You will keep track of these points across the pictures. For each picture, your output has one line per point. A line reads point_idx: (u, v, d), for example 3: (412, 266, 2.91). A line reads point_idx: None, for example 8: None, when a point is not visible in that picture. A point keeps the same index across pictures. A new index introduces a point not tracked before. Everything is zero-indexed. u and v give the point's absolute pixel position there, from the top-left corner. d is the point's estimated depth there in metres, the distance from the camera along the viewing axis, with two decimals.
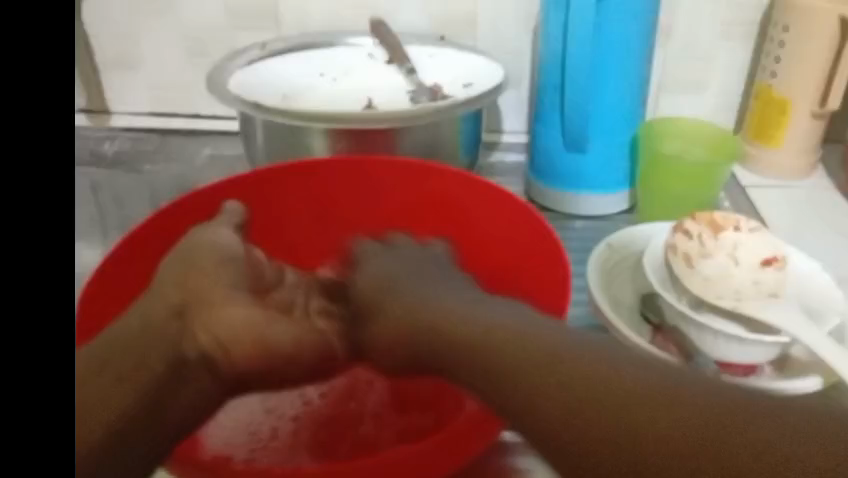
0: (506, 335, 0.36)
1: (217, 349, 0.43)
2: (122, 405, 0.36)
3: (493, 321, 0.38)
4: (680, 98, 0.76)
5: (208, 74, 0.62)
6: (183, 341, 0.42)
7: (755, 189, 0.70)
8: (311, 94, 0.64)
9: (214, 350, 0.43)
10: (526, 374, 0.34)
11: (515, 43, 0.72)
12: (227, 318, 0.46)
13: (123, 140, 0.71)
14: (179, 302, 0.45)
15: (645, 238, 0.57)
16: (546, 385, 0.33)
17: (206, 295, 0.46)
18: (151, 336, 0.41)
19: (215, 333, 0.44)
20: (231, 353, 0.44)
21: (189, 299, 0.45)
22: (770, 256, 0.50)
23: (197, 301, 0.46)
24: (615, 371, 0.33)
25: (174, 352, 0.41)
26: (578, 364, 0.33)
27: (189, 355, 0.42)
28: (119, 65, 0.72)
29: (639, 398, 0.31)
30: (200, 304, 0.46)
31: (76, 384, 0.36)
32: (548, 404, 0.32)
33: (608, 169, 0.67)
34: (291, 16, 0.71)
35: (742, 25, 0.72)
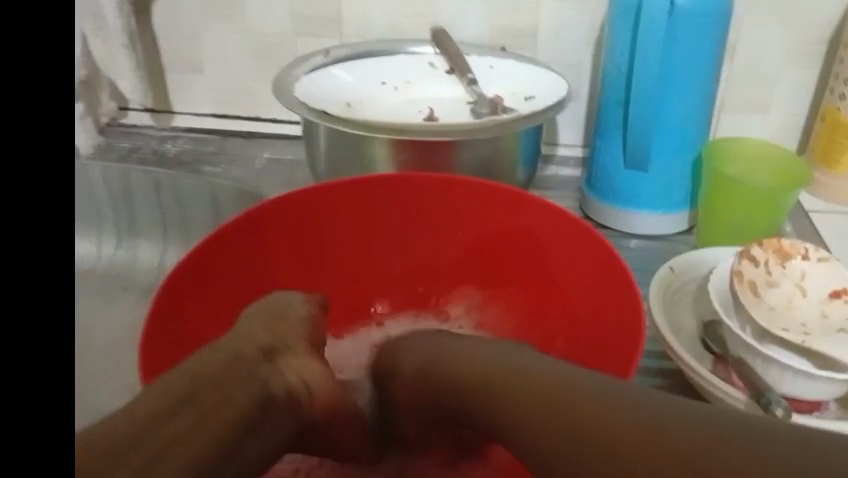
0: (522, 391, 0.36)
1: (303, 396, 0.39)
2: (210, 448, 0.32)
3: (496, 364, 0.39)
4: (745, 117, 0.74)
5: (274, 79, 0.62)
6: (272, 380, 0.38)
7: (819, 216, 0.67)
8: (373, 103, 0.65)
9: (300, 393, 0.39)
10: (530, 418, 0.35)
11: (576, 56, 0.71)
12: (310, 369, 0.40)
13: (185, 140, 0.74)
14: (267, 343, 0.40)
15: (708, 262, 0.55)
16: (548, 426, 0.34)
17: (294, 343, 0.41)
18: (245, 372, 0.37)
19: (304, 376, 0.39)
20: (317, 399, 0.39)
21: (277, 340, 0.41)
22: (840, 288, 0.49)
23: (287, 347, 0.41)
24: (604, 408, 0.33)
25: (263, 392, 0.36)
26: (582, 392, 0.34)
27: (278, 398, 0.37)
28: (183, 66, 0.74)
29: (630, 439, 0.31)
30: (285, 350, 0.41)
31: (166, 418, 0.32)
32: (551, 436, 0.34)
33: (669, 191, 0.65)
34: (351, 22, 0.71)
35: (813, 45, 0.69)
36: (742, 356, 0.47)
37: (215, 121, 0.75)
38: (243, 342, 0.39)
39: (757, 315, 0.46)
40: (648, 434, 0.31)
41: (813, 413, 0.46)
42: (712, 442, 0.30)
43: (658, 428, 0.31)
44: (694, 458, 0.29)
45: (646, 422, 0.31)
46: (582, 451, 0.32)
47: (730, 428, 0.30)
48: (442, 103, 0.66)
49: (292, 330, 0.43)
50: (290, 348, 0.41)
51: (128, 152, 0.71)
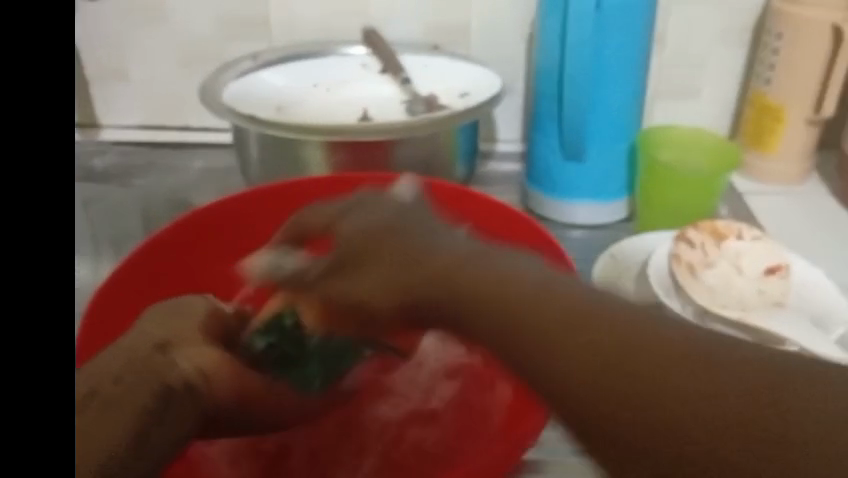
0: (528, 288, 0.34)
1: (200, 384, 0.38)
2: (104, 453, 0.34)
3: (515, 269, 0.36)
4: (675, 105, 0.75)
5: (202, 86, 0.61)
6: (166, 369, 0.37)
7: (752, 197, 0.69)
8: (305, 106, 0.64)
9: (197, 379, 0.38)
10: (557, 331, 0.32)
11: (508, 51, 0.72)
12: (204, 356, 0.39)
13: (113, 154, 0.70)
14: (162, 338, 0.39)
15: (649, 247, 0.56)
16: (595, 342, 0.31)
17: (192, 334, 0.41)
18: (137, 370, 0.37)
19: (198, 360, 0.39)
20: (215, 384, 0.39)
21: (173, 334, 0.40)
22: (773, 264, 0.50)
23: (184, 338, 0.40)
24: (654, 331, 0.30)
25: (157, 383, 0.36)
26: (593, 310, 0.32)
27: (173, 388, 0.37)
28: (107, 78, 0.71)
29: (670, 354, 0.30)
30: (183, 341, 0.40)
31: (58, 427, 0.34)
32: (571, 361, 0.31)
33: (607, 181, 0.66)
34: (281, 26, 0.70)
35: (735, 31, 0.71)
36: None
37: (144, 134, 0.73)
38: (138, 342, 0.39)
39: (698, 296, 0.47)
40: (698, 360, 0.29)
41: None
42: (760, 389, 0.28)
43: (706, 355, 0.29)
44: (762, 404, 0.28)
45: (690, 351, 0.30)
46: (615, 364, 0.30)
47: (785, 374, 0.28)
48: (377, 102, 0.65)
49: (192, 322, 0.42)
50: (184, 339, 0.40)
51: None
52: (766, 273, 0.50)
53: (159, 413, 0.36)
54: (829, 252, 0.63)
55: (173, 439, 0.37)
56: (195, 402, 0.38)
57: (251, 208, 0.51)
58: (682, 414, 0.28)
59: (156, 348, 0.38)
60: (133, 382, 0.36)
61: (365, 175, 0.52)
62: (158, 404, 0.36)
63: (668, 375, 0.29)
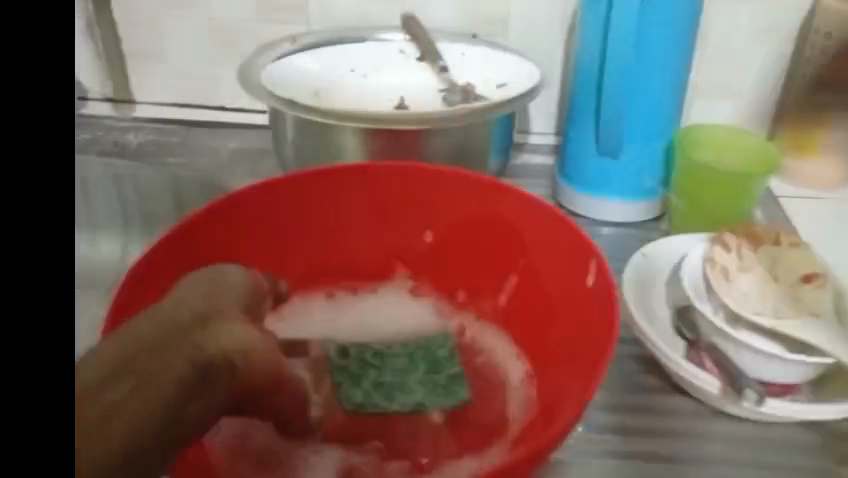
0: None
1: (237, 360, 0.37)
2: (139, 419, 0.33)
3: None
4: (714, 104, 0.74)
5: (239, 66, 0.61)
6: (207, 342, 0.36)
7: (790, 202, 0.68)
8: (341, 91, 0.64)
9: (235, 353, 0.37)
10: None
11: (547, 44, 0.71)
12: (240, 334, 0.39)
13: (147, 131, 0.71)
14: (203, 310, 0.38)
15: (681, 249, 0.55)
16: None
17: (227, 311, 0.40)
18: (179, 338, 0.36)
19: (235, 335, 0.38)
20: (250, 359, 0.38)
21: (213, 307, 0.39)
22: (811, 272, 0.48)
23: (221, 313, 0.39)
24: None
25: (200, 354, 0.35)
26: None
27: (215, 361, 0.36)
28: (145, 55, 0.71)
29: None
30: (221, 318, 0.39)
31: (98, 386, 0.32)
32: None
33: (639, 179, 0.65)
34: (319, 9, 0.70)
35: (782, 31, 0.70)
36: (713, 341, 0.47)
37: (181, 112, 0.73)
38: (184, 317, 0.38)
39: (732, 298, 0.47)
40: None
41: (785, 396, 0.46)
42: None
43: None
44: None
45: None
46: None
47: None
48: (413, 90, 0.65)
49: (224, 299, 0.42)
50: (221, 314, 0.39)
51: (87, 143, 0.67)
52: (803, 280, 0.48)
53: (199, 382, 0.35)
54: None
55: (205, 409, 0.36)
56: (233, 376, 0.37)
57: (294, 191, 0.51)
58: None
59: (198, 319, 0.37)
60: (174, 349, 0.35)
61: (405, 163, 0.52)
62: (199, 373, 0.35)
63: None
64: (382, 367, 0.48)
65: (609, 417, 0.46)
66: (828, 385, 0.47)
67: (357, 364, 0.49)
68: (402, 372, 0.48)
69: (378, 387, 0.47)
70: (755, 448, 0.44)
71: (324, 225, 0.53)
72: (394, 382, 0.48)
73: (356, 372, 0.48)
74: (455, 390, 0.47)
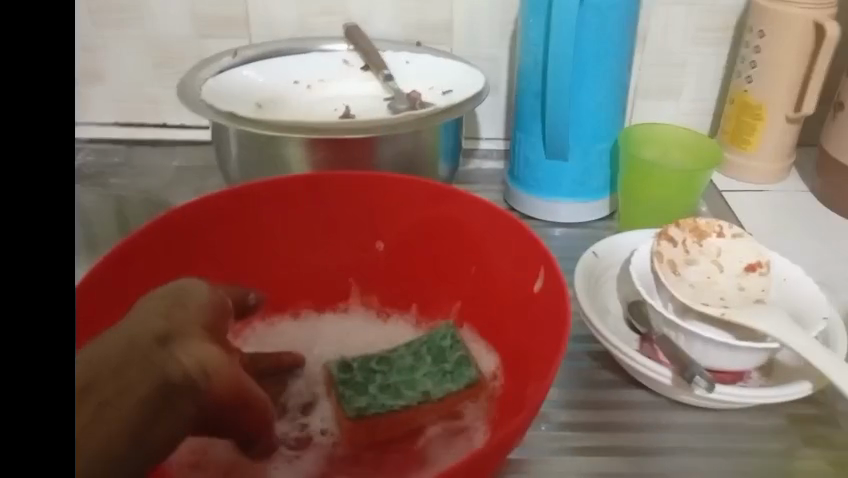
0: None
1: (202, 379, 0.40)
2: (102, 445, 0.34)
3: None
4: (656, 103, 0.76)
5: (180, 82, 0.60)
6: (169, 363, 0.38)
7: (732, 194, 0.70)
8: (287, 104, 0.63)
9: (198, 374, 0.40)
10: None
11: (491, 50, 0.71)
12: (206, 351, 0.42)
13: (83, 150, 0.64)
14: (163, 330, 0.40)
15: (630, 245, 0.56)
16: None
17: (191, 329, 0.42)
18: (140, 362, 0.37)
19: (199, 357, 0.40)
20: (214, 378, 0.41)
21: (173, 328, 0.41)
22: (754, 261, 0.50)
23: (183, 333, 0.41)
24: None
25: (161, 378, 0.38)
26: None
27: (178, 381, 0.38)
28: (83, 75, 0.70)
29: None
30: (184, 335, 0.41)
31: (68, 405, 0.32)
32: None
33: (588, 179, 0.66)
34: (260, 23, 0.69)
35: (716, 30, 0.72)
36: (666, 333, 0.47)
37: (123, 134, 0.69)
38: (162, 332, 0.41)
39: (681, 293, 0.48)
40: None
41: (737, 383, 0.47)
42: None
43: None
44: None
45: None
46: None
47: None
48: (360, 100, 0.65)
49: (187, 315, 0.43)
50: (184, 334, 0.41)
51: None
52: (746, 270, 0.50)
53: (161, 403, 0.37)
54: (809, 248, 0.63)
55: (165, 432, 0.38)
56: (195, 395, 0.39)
57: (242, 204, 0.51)
58: None
59: (157, 339, 0.39)
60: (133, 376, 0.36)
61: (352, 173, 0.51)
62: (163, 394, 0.37)
63: None
64: (389, 370, 0.46)
65: (569, 414, 0.47)
66: (777, 369, 0.48)
67: (362, 374, 0.46)
68: (410, 369, 0.46)
69: (386, 388, 0.45)
70: (712, 436, 0.45)
71: (276, 241, 0.53)
72: (403, 380, 0.45)
73: (362, 381, 0.45)
74: (463, 374, 0.46)
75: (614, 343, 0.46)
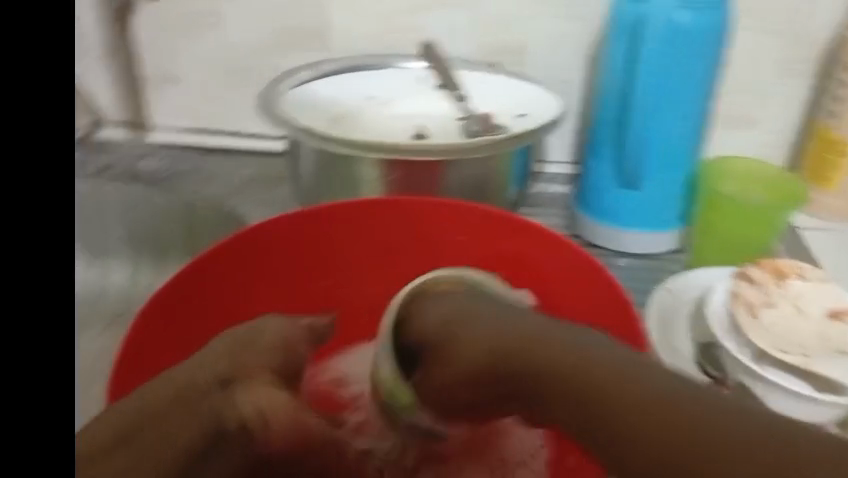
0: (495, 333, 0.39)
1: (256, 426, 0.42)
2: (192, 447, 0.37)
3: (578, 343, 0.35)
4: (731, 135, 0.74)
5: (260, 94, 0.61)
6: (225, 411, 0.39)
7: (808, 233, 0.69)
8: (363, 120, 0.64)
9: (254, 421, 0.41)
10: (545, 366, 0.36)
11: (564, 73, 0.71)
12: (270, 397, 0.44)
13: (163, 156, 0.70)
14: (225, 371, 0.41)
15: (703, 284, 0.54)
16: (542, 372, 0.36)
17: (255, 369, 0.43)
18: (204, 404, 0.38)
19: (258, 400, 0.42)
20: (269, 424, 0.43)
21: (236, 371, 0.42)
22: (837, 308, 0.48)
23: (245, 374, 0.42)
24: (564, 338, 0.36)
25: (215, 427, 0.39)
26: (542, 345, 0.36)
27: (230, 431, 0.39)
28: (164, 80, 0.72)
29: (602, 395, 0.33)
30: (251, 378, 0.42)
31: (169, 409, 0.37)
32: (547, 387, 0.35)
33: (661, 210, 0.64)
34: (337, 38, 0.70)
35: (797, 63, 0.70)
36: (742, 380, 0.46)
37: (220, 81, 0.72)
38: (200, 368, 0.40)
39: (756, 337, 0.46)
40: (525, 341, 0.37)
41: None
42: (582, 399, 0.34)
43: (535, 338, 0.37)
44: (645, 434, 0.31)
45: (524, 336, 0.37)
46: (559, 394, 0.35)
47: (686, 404, 0.31)
48: (433, 119, 0.65)
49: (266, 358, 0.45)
50: (249, 378, 0.42)
51: (99, 171, 0.64)
52: (830, 316, 0.48)
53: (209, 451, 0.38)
54: None
55: (230, 463, 0.40)
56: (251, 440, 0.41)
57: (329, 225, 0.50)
58: (520, 359, 0.37)
59: (217, 381, 0.40)
60: (196, 414, 0.37)
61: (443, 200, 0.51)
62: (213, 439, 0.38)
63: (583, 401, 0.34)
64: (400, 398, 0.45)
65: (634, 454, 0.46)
66: None
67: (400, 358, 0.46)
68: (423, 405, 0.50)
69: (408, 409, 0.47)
70: None
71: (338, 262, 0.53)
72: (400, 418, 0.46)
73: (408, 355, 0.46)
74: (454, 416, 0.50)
75: None
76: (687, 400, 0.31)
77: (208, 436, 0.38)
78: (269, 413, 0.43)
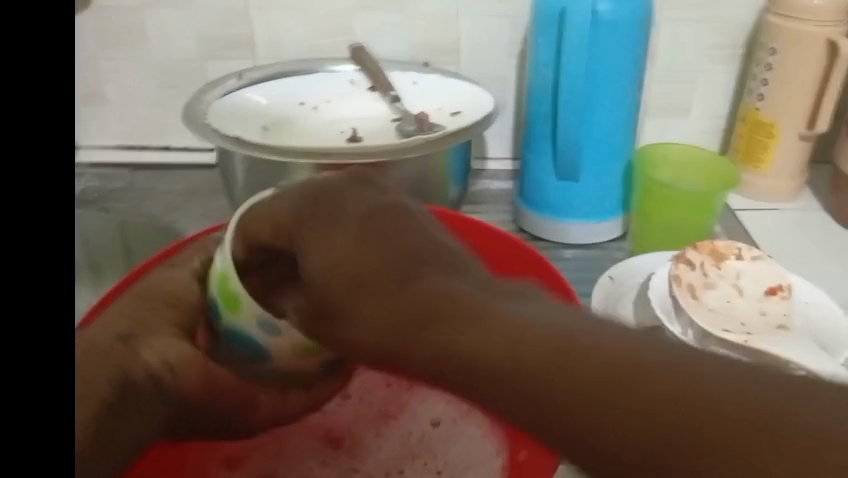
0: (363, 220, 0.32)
1: (165, 376, 0.36)
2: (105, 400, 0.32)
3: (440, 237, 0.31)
4: (664, 122, 0.75)
5: (187, 106, 0.59)
6: (131, 365, 0.35)
7: (746, 214, 0.70)
8: (296, 126, 0.63)
9: (164, 375, 0.36)
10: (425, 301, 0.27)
11: (498, 69, 0.70)
12: (175, 347, 0.37)
13: (90, 177, 0.69)
14: (124, 330, 0.37)
15: (646, 269, 0.54)
16: (450, 329, 0.26)
17: (155, 325, 0.38)
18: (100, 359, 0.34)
19: (166, 355, 0.36)
20: (183, 377, 0.37)
21: (134, 328, 0.37)
22: (775, 284, 0.50)
23: (145, 330, 0.37)
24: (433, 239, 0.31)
25: (122, 375, 0.34)
26: (430, 256, 0.30)
27: (139, 383, 0.35)
28: (89, 98, 0.70)
29: (529, 357, 0.24)
30: (153, 333, 0.37)
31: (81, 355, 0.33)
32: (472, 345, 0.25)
33: (602, 201, 0.65)
34: (266, 45, 0.69)
35: (724, 48, 0.71)
36: None
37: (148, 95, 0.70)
38: (96, 331, 0.36)
39: (698, 317, 0.47)
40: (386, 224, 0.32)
41: None
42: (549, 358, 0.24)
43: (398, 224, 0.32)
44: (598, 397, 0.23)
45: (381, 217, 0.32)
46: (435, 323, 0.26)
47: (651, 351, 0.23)
48: (368, 122, 0.64)
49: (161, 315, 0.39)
50: (148, 331, 0.37)
51: None
52: (766, 293, 0.50)
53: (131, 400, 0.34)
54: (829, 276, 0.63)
55: (143, 418, 0.35)
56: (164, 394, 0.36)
57: None
58: (405, 285, 0.28)
59: (118, 338, 0.36)
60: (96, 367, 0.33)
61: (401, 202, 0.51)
62: (128, 386, 0.34)
63: (527, 363, 0.24)
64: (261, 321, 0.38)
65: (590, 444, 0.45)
66: None
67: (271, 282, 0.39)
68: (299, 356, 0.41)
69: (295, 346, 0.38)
70: None
71: None
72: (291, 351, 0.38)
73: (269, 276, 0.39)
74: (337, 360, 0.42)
75: None
76: (654, 350, 0.23)
77: (115, 392, 0.33)
78: (177, 365, 0.36)
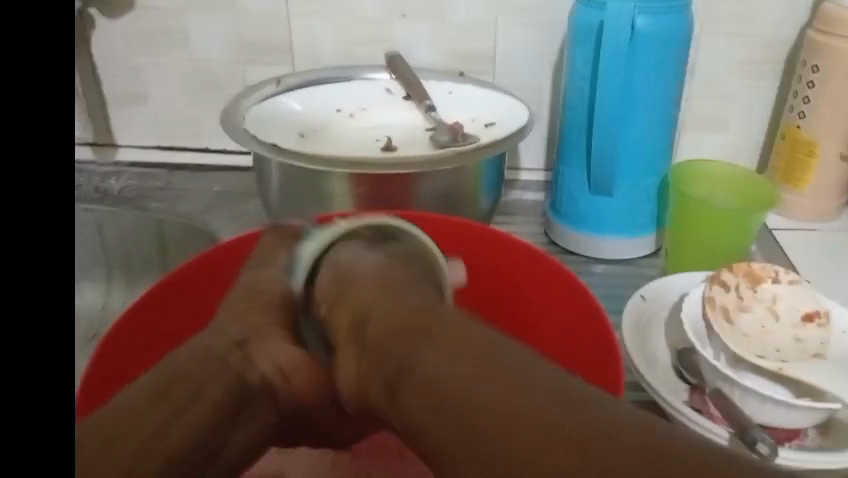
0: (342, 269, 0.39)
1: (278, 384, 0.36)
2: (222, 406, 0.35)
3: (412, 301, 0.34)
4: (702, 138, 0.74)
5: (223, 110, 0.60)
6: (246, 372, 0.36)
7: (782, 233, 0.69)
8: (330, 133, 0.63)
9: (273, 379, 0.36)
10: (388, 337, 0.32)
11: (534, 81, 0.70)
12: (285, 353, 0.37)
13: (129, 176, 0.70)
14: (238, 335, 0.37)
15: (678, 290, 0.54)
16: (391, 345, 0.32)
17: (267, 329, 0.37)
18: (218, 364, 0.36)
19: (275, 362, 0.36)
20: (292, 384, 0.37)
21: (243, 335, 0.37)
22: (811, 310, 0.48)
23: (256, 335, 0.37)
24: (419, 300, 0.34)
25: (239, 383, 0.35)
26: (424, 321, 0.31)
27: (255, 387, 0.36)
28: (127, 97, 0.72)
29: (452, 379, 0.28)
30: (262, 339, 0.37)
31: (167, 365, 0.35)
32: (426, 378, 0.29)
33: (634, 216, 0.64)
34: (304, 50, 0.69)
35: (766, 65, 0.70)
36: (717, 386, 0.45)
37: (184, 98, 0.72)
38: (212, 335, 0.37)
39: (731, 342, 0.46)
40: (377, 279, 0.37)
41: (791, 442, 0.45)
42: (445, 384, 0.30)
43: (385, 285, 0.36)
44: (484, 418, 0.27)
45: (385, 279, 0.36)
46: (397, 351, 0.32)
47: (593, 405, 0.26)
48: (403, 131, 0.64)
49: (265, 316, 0.38)
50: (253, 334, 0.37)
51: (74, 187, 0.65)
52: (804, 319, 0.47)
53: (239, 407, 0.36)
54: None
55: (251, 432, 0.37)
56: (273, 401, 0.37)
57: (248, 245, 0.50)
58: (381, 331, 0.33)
59: (234, 344, 0.36)
60: (212, 375, 0.35)
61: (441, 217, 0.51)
62: (240, 402, 0.35)
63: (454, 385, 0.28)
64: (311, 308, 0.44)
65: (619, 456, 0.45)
66: (837, 428, 0.45)
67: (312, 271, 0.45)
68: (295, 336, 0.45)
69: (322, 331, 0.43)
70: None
71: None
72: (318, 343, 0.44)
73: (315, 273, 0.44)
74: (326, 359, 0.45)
75: (679, 408, 0.44)
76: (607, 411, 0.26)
77: (234, 400, 0.35)
78: (290, 372, 0.37)
